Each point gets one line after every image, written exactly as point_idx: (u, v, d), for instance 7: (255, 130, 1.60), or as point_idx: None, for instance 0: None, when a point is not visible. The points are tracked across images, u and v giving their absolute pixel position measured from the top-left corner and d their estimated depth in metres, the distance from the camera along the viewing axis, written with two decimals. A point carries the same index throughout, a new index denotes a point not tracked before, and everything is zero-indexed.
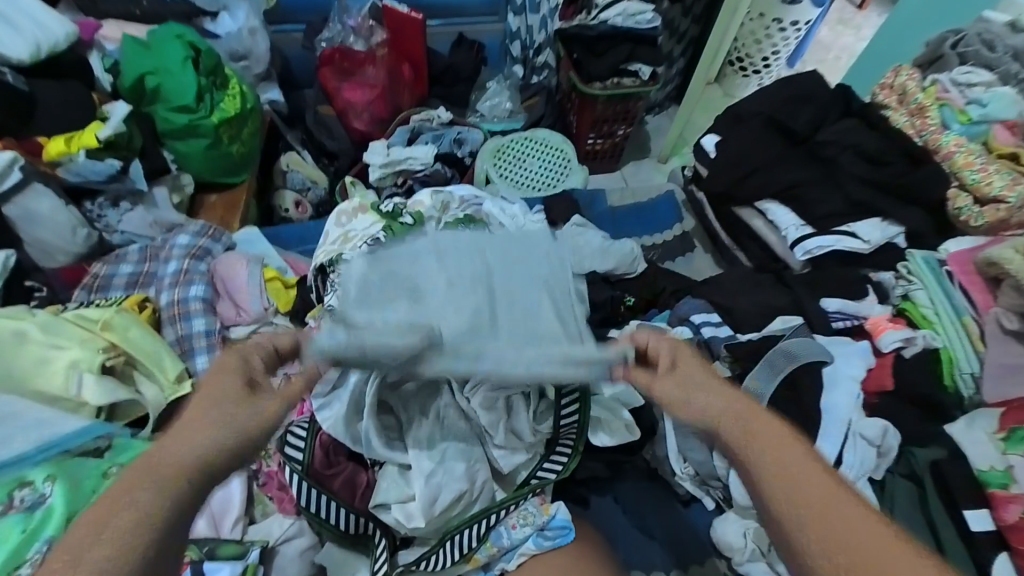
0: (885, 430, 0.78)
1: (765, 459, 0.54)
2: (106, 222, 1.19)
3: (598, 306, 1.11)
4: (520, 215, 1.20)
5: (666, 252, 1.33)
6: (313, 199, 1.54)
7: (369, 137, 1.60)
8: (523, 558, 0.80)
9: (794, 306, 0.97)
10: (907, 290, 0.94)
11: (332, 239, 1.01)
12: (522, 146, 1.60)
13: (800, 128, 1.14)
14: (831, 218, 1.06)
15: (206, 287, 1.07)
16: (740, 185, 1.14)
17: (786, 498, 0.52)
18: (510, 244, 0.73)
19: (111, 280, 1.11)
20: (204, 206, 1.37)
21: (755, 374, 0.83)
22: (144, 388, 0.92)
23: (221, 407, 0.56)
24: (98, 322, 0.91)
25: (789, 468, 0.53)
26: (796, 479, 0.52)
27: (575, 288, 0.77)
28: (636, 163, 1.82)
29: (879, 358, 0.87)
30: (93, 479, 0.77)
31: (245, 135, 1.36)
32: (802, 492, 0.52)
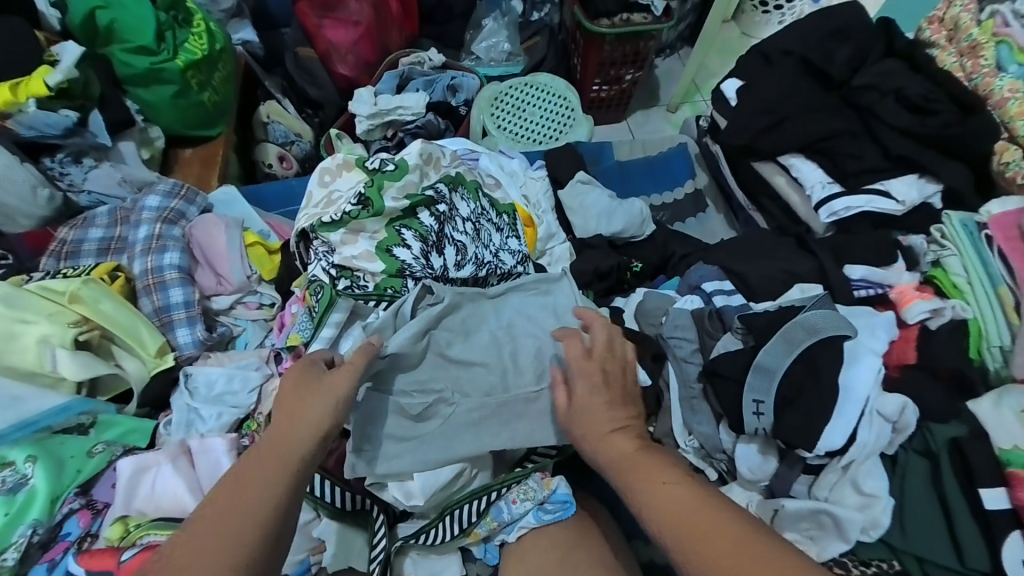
0: (904, 406, 0.75)
1: (675, 509, 0.55)
2: (70, 181, 1.08)
3: (603, 275, 1.04)
4: (520, 172, 1.16)
5: (677, 213, 1.24)
6: (298, 153, 1.41)
7: (356, 84, 1.46)
8: (524, 530, 0.80)
9: (816, 273, 0.92)
10: (938, 256, 0.88)
11: (315, 201, 0.91)
12: (522, 94, 1.46)
13: (837, 72, 1.05)
14: (862, 175, 0.97)
15: (182, 254, 0.98)
16: (765, 136, 1.04)
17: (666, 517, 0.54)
18: (524, 336, 0.86)
19: (81, 245, 1.03)
20: (179, 161, 1.26)
21: (768, 349, 0.78)
22: (125, 362, 0.87)
23: (306, 425, 0.61)
24: (65, 294, 0.84)
25: (697, 513, 0.54)
26: (702, 525, 0.52)
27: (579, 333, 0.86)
28: (645, 111, 1.67)
29: (903, 330, 0.83)
30: (77, 459, 0.77)
31: (216, 82, 1.22)
32: (711, 542, 0.51)
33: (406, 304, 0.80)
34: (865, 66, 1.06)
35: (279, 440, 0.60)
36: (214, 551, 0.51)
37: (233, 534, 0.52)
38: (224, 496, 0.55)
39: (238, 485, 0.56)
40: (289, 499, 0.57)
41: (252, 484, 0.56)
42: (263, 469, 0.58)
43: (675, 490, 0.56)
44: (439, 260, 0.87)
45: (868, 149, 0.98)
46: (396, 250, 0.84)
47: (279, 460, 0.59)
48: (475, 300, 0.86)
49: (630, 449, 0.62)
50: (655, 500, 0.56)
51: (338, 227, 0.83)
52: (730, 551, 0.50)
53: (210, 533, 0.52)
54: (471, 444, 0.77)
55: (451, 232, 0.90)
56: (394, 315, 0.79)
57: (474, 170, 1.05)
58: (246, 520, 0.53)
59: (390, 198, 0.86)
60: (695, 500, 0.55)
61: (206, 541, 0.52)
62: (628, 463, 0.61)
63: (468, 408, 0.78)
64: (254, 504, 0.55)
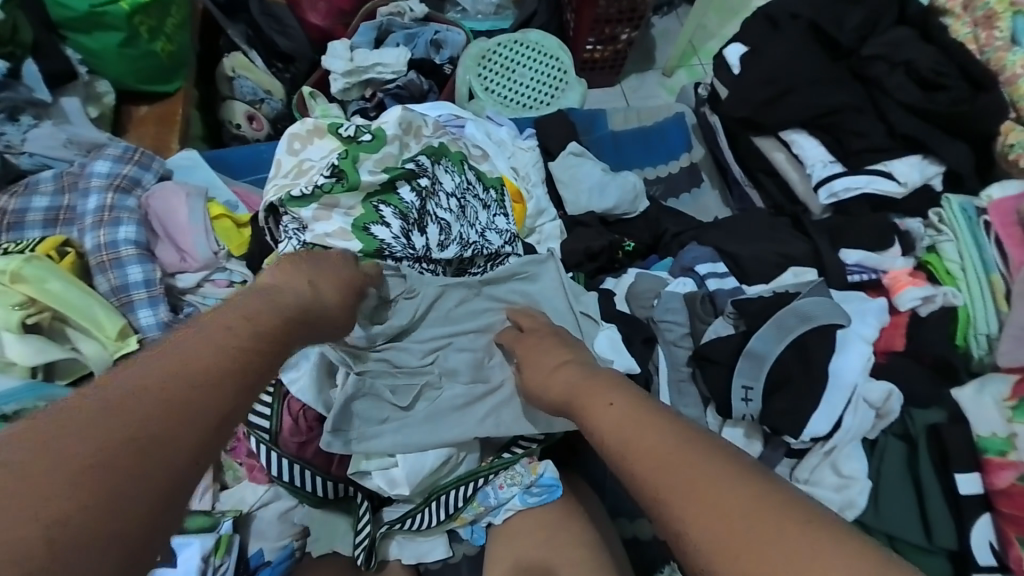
0: (889, 393, 0.75)
1: (609, 421, 0.51)
2: (7, 141, 0.95)
3: (594, 255, 1.00)
4: (509, 141, 1.09)
5: (670, 187, 1.18)
6: (268, 112, 1.29)
7: (330, 36, 1.36)
8: (510, 513, 0.81)
9: (811, 256, 0.89)
10: (935, 241, 0.87)
11: (284, 170, 0.83)
12: (511, 53, 1.35)
13: (844, 39, 0.99)
14: (865, 154, 0.93)
15: (138, 227, 0.90)
16: (766, 108, 0.99)
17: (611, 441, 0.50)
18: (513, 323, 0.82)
19: (24, 215, 0.92)
20: (133, 120, 1.13)
21: (760, 334, 0.77)
22: (81, 345, 0.81)
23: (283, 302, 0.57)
24: (5, 274, 0.77)
25: (626, 420, 0.50)
26: (633, 430, 0.48)
27: (571, 318, 0.83)
28: (639, 74, 1.57)
29: (894, 316, 0.83)
30: None
31: (170, 27, 1.09)
32: (643, 445, 0.46)
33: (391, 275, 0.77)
34: (876, 33, 1.00)
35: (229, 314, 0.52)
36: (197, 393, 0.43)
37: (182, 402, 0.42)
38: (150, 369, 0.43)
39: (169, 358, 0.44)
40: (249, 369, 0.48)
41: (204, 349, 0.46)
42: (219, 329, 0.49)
43: (613, 405, 0.53)
44: (421, 240, 0.81)
45: (876, 126, 0.93)
46: (373, 227, 0.77)
47: (238, 330, 0.49)
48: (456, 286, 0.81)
49: (572, 378, 0.62)
50: (596, 417, 0.53)
51: (309, 202, 0.76)
52: (668, 469, 0.43)
53: (150, 403, 0.40)
54: (455, 430, 0.74)
55: (435, 209, 0.84)
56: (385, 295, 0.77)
57: (459, 139, 0.97)
58: (206, 392, 0.43)
59: (366, 170, 0.79)
60: (626, 412, 0.51)
61: (169, 420, 0.40)
62: (570, 394, 0.60)
63: (456, 391, 0.77)
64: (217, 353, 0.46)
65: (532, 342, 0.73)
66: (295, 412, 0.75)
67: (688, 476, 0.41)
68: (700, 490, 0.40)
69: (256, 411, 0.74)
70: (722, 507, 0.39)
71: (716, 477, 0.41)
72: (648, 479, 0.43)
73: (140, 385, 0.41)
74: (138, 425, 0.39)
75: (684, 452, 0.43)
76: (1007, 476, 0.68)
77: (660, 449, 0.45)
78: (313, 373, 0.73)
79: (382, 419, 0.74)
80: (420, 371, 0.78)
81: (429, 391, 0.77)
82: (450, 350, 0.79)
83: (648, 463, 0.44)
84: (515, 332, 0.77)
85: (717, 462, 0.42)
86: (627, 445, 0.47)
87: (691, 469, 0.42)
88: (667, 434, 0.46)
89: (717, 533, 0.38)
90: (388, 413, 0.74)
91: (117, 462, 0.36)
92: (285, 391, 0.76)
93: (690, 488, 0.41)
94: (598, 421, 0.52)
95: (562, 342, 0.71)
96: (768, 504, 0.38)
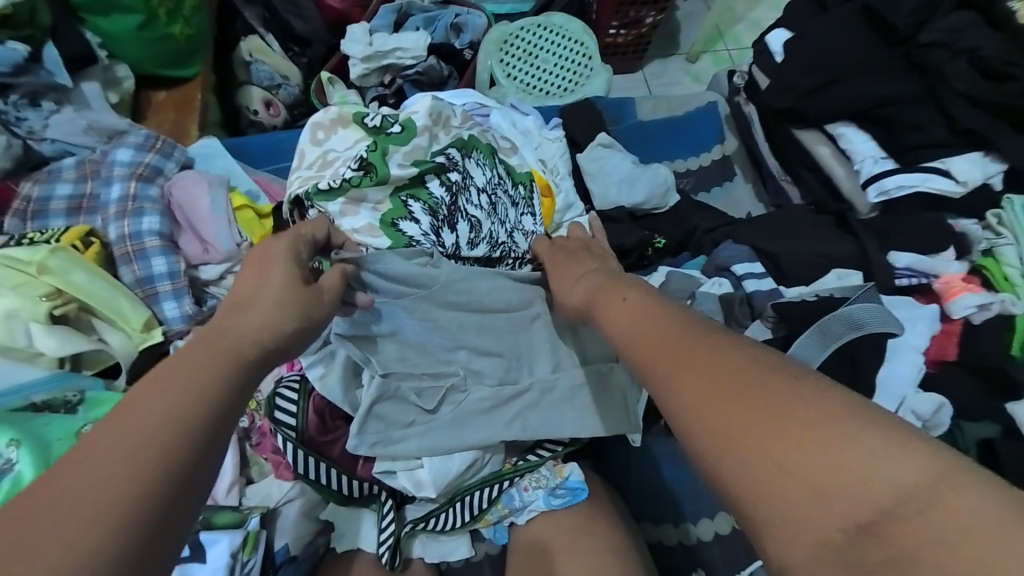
0: (940, 406, 0.70)
1: (617, 312, 0.51)
2: (28, 127, 0.94)
3: (625, 251, 0.96)
4: (535, 131, 1.05)
5: (702, 180, 1.13)
6: (285, 98, 1.26)
7: (346, 18, 1.31)
8: (534, 514, 0.79)
9: (856, 258, 0.85)
10: (993, 244, 0.81)
11: (308, 162, 0.81)
12: (535, 38, 1.30)
13: (899, 23, 0.92)
14: (919, 149, 0.87)
15: (161, 218, 0.88)
16: (814, 97, 0.93)
17: (619, 327, 0.50)
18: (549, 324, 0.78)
19: (48, 203, 0.91)
20: (151, 105, 1.11)
21: (803, 343, 0.72)
22: (108, 336, 0.81)
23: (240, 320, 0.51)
24: (32, 265, 0.76)
25: (637, 310, 0.49)
26: (643, 318, 0.48)
27: None
28: (663, 60, 1.50)
29: (947, 324, 0.78)
30: (64, 441, 0.70)
31: (187, 10, 1.07)
32: (649, 331, 0.46)
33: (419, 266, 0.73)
34: (935, 16, 0.92)
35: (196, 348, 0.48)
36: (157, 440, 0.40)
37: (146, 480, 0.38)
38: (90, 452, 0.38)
39: (111, 429, 0.40)
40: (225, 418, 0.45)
41: (156, 419, 0.41)
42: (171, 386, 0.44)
43: (626, 299, 0.52)
44: (450, 236, 0.78)
45: (931, 119, 0.88)
46: (401, 223, 0.75)
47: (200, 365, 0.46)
48: (486, 281, 0.77)
49: (590, 282, 0.60)
50: (609, 309, 0.52)
51: (336, 196, 0.73)
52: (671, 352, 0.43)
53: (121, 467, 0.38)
54: (482, 434, 0.73)
55: (465, 205, 0.80)
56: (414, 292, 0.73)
57: (487, 131, 0.93)
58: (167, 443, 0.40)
59: (395, 163, 0.76)
60: (648, 312, 0.49)
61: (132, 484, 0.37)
62: (591, 298, 0.57)
63: (482, 395, 0.74)
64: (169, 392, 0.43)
65: (558, 258, 0.71)
66: (321, 409, 0.75)
67: (702, 369, 0.40)
68: (718, 383, 0.38)
69: (282, 408, 0.72)
70: (712, 380, 0.39)
71: (716, 358, 0.40)
72: (649, 359, 0.44)
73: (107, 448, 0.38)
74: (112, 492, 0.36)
75: (687, 339, 0.43)
76: None
77: (667, 336, 0.44)
78: (340, 374, 0.71)
79: (408, 421, 0.72)
80: (445, 370, 0.74)
81: (455, 394, 0.74)
82: (478, 352, 0.76)
83: (652, 347, 0.44)
84: (545, 246, 0.78)
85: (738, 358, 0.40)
86: (633, 330, 0.47)
87: (693, 349, 0.42)
88: (676, 323, 0.45)
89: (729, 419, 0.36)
90: (415, 415, 0.72)
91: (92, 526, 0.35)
92: (311, 388, 0.74)
93: (685, 365, 0.41)
94: (617, 321, 0.50)
95: (589, 255, 0.68)
96: (778, 389, 0.36)
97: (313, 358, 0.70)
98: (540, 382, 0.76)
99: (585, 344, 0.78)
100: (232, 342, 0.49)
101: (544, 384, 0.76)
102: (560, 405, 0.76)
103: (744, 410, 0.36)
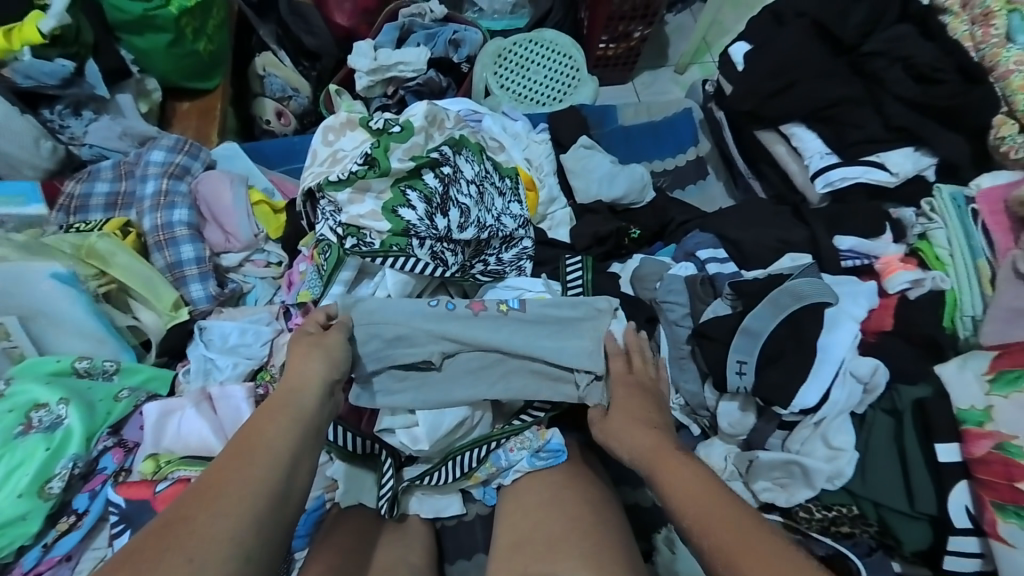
0: (875, 368, 0.80)
1: (654, 455, 0.70)
2: (71, 133, 1.07)
3: (602, 238, 1.06)
4: (523, 134, 1.17)
5: (678, 178, 1.24)
6: (296, 108, 1.38)
7: (353, 35, 1.42)
8: (519, 474, 0.88)
9: (808, 243, 0.95)
10: (926, 229, 0.91)
11: (320, 159, 0.92)
12: (527, 51, 1.41)
13: (846, 34, 1.03)
14: (861, 145, 0.98)
15: (190, 210, 1.00)
16: (771, 102, 1.04)
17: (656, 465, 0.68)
18: (544, 307, 0.86)
19: (88, 199, 1.03)
20: (176, 114, 1.24)
21: (755, 313, 0.82)
22: (143, 313, 0.93)
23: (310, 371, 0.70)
24: (83, 248, 0.89)
25: (669, 459, 0.68)
26: (673, 472, 0.66)
27: (599, 303, 0.87)
28: (652, 71, 1.62)
29: (884, 298, 0.88)
30: (106, 402, 0.83)
31: (211, 29, 1.18)
32: (676, 478, 0.64)
33: (409, 245, 0.83)
34: (878, 29, 1.03)
35: (288, 398, 0.66)
36: (262, 458, 0.58)
37: (256, 513, 0.53)
38: (212, 496, 0.52)
39: (242, 451, 0.58)
40: (307, 461, 0.63)
41: (269, 441, 0.60)
42: (265, 440, 0.60)
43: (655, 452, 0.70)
44: (443, 221, 0.87)
45: (871, 118, 0.98)
46: (400, 210, 0.84)
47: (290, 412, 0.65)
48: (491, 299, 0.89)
49: (637, 430, 0.76)
50: (650, 453, 0.71)
51: (344, 186, 0.84)
52: (694, 495, 0.61)
53: (241, 476, 0.55)
54: (468, 390, 0.82)
55: (456, 195, 0.90)
56: (403, 274, 0.85)
57: (477, 132, 1.05)
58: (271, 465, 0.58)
59: (396, 158, 0.86)
60: (654, 443, 0.72)
61: (241, 483, 0.55)
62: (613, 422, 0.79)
63: (470, 357, 0.83)
64: (268, 429, 0.62)
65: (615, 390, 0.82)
66: None
67: (708, 512, 0.58)
68: (690, 489, 0.62)
69: None
70: (716, 523, 0.56)
71: (727, 511, 0.57)
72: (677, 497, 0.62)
73: (230, 462, 0.57)
74: (232, 492, 0.53)
75: (704, 492, 0.61)
76: (984, 445, 0.71)
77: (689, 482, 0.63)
78: None
79: (403, 378, 0.81)
80: (431, 342, 0.81)
81: (443, 343, 0.82)
82: (464, 311, 0.84)
83: (679, 490, 0.63)
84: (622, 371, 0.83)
85: (712, 494, 0.60)
86: (662, 470, 0.67)
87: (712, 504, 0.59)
88: (693, 481, 0.63)
89: (700, 526, 0.57)
90: (415, 373, 0.81)
91: (214, 506, 0.52)
92: None
93: (704, 509, 0.59)
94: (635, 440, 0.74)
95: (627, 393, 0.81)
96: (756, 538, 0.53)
97: None
98: (518, 357, 0.84)
99: (561, 307, 0.86)
100: (299, 397, 0.67)
101: (525, 358, 0.84)
102: (539, 373, 0.84)
103: (704, 515, 0.58)
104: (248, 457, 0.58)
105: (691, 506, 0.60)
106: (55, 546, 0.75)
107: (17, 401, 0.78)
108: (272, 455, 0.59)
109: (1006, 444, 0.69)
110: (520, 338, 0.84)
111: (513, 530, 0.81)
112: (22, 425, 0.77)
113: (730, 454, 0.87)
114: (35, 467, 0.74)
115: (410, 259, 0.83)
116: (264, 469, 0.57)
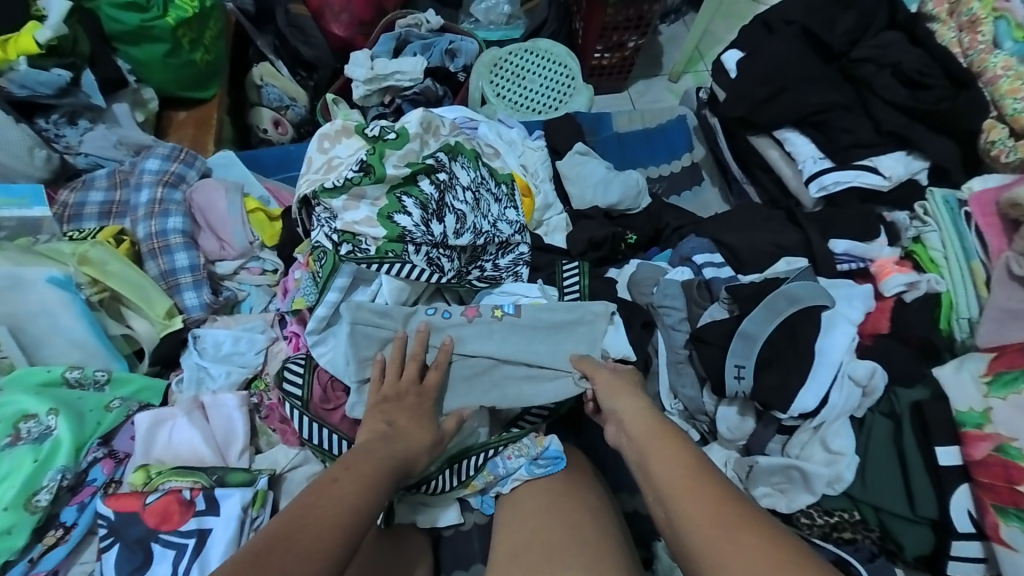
0: (874, 371, 0.79)
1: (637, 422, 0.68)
2: (66, 142, 1.07)
3: (598, 244, 1.06)
4: (519, 141, 1.18)
5: (673, 184, 1.25)
6: (293, 118, 1.39)
7: (350, 45, 1.42)
8: (517, 482, 0.86)
9: (803, 246, 0.95)
10: (919, 232, 0.92)
11: (315, 166, 0.92)
12: (522, 61, 1.43)
13: (835, 42, 1.04)
14: (853, 150, 0.99)
15: (184, 219, 0.99)
16: (763, 108, 1.04)
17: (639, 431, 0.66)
18: (538, 312, 0.86)
19: (83, 208, 1.03)
20: (172, 124, 1.24)
21: (752, 316, 0.82)
22: (136, 322, 0.92)
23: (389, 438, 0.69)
24: (75, 255, 0.88)
25: (652, 425, 0.66)
26: (655, 441, 0.63)
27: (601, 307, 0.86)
28: (646, 80, 1.64)
29: (879, 301, 0.89)
30: (96, 412, 0.82)
31: (208, 39, 1.19)
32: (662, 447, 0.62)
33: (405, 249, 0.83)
34: (866, 37, 1.05)
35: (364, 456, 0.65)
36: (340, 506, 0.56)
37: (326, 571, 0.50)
38: (280, 551, 0.49)
39: (323, 496, 0.57)
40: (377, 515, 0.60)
41: (344, 489, 0.58)
42: (338, 491, 0.58)
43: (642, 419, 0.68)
44: (439, 227, 0.87)
45: (862, 123, 0.99)
46: (396, 216, 0.84)
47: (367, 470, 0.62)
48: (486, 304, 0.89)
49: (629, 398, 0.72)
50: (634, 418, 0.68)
51: (340, 193, 0.84)
52: (677, 466, 0.59)
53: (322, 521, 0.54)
54: (463, 396, 0.81)
55: (452, 201, 0.90)
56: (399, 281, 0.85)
57: (473, 139, 1.06)
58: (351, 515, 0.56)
59: (391, 165, 0.86)
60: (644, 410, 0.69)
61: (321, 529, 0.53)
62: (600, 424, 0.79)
63: (465, 363, 0.82)
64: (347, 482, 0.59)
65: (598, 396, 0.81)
66: (324, 381, 0.84)
67: (691, 489, 0.56)
68: (673, 461, 0.60)
69: (290, 380, 0.83)
70: (698, 500, 0.55)
71: (708, 487, 0.56)
72: (660, 469, 0.60)
73: (306, 506, 0.55)
74: (313, 534, 0.52)
75: (684, 465, 0.59)
76: (983, 447, 0.70)
77: (673, 453, 0.61)
78: (340, 345, 0.82)
79: None
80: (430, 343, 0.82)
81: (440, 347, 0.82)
82: (459, 318, 0.84)
83: (664, 460, 0.60)
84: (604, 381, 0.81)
85: (695, 471, 0.58)
86: (646, 434, 0.65)
87: (692, 480, 0.57)
88: (676, 453, 0.61)
89: (685, 514, 0.54)
90: None
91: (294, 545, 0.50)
92: (315, 363, 0.85)
93: (686, 483, 0.57)
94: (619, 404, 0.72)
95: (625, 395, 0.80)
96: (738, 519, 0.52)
97: (317, 337, 0.83)
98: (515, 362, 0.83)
99: (553, 311, 0.86)
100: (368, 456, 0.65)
101: (522, 362, 0.83)
102: (537, 380, 0.84)
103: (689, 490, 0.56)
104: (303, 527, 0.52)
105: (676, 482, 0.57)
106: (40, 561, 0.73)
107: (5, 412, 0.77)
108: (347, 503, 0.57)
109: (1005, 446, 0.69)
110: (518, 342, 0.84)
111: (510, 539, 0.79)
112: (9, 436, 0.76)
113: (729, 460, 0.86)
114: (22, 479, 0.73)
115: (404, 265, 0.83)
116: (326, 531, 0.53)
